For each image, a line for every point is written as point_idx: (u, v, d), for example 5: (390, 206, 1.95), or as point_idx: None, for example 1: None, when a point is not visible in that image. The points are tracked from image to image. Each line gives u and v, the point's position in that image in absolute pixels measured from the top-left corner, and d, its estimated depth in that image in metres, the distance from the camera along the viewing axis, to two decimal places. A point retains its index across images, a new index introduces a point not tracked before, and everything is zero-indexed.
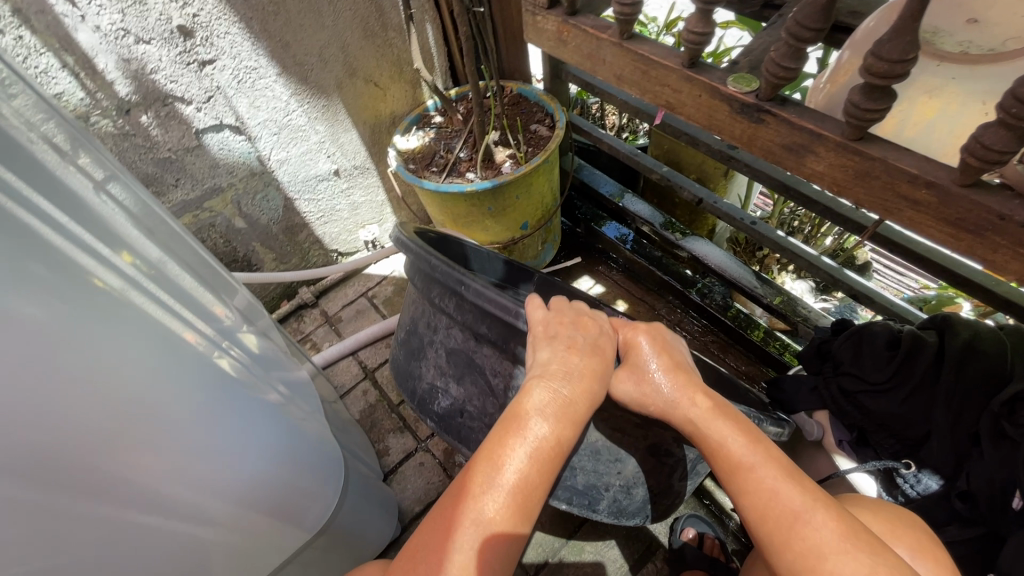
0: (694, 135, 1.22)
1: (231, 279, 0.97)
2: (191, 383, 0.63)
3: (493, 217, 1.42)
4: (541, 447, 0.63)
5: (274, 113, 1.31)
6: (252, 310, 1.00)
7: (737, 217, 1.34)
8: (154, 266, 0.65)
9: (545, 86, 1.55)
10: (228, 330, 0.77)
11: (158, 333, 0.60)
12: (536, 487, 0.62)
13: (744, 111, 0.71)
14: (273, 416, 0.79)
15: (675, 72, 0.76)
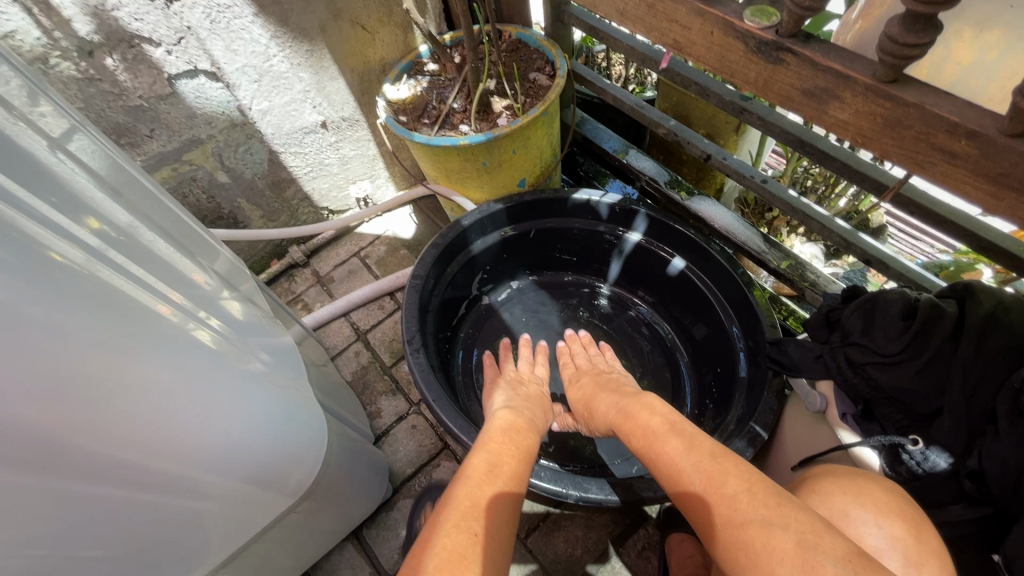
0: (704, 85, 1.13)
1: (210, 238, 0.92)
2: (162, 354, 0.59)
3: (488, 172, 1.34)
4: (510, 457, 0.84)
5: (253, 59, 1.22)
6: (232, 272, 0.95)
7: (747, 175, 1.25)
8: (122, 232, 0.60)
9: (547, 30, 1.43)
10: (208, 296, 0.72)
11: (125, 304, 0.55)
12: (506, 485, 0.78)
13: (761, 50, 0.64)
14: (254, 382, 0.74)
15: (687, 5, 0.68)
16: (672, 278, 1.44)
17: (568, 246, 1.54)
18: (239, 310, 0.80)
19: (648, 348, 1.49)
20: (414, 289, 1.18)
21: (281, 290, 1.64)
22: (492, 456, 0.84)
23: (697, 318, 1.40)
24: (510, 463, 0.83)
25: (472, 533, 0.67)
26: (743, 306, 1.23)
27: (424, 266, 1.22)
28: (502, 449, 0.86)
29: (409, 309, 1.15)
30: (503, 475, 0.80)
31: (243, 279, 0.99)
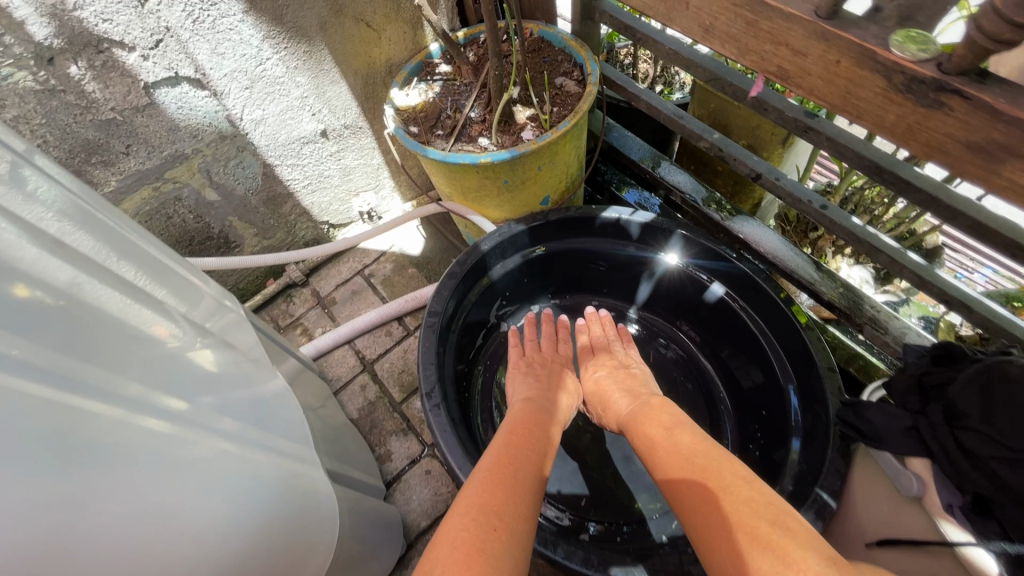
0: (762, 98, 0.99)
1: (184, 272, 0.76)
2: (141, 472, 0.45)
3: (510, 190, 1.21)
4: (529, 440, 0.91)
5: (244, 62, 1.06)
6: (207, 305, 0.77)
7: (801, 198, 1.11)
8: (63, 298, 0.45)
9: (573, 28, 1.28)
10: (173, 355, 0.56)
11: (58, 412, 0.40)
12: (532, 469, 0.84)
13: (912, 87, 0.60)
14: (262, 473, 0.61)
15: (804, 26, 0.65)
16: (708, 304, 1.32)
17: (593, 266, 1.42)
18: (213, 362, 0.63)
19: (684, 381, 1.37)
20: (430, 329, 1.05)
21: (279, 314, 1.51)
22: (504, 454, 0.85)
23: (739, 350, 1.27)
24: (523, 461, 0.84)
25: (493, 527, 0.69)
26: (795, 345, 1.11)
27: (440, 302, 1.09)
28: (513, 449, 0.87)
29: (424, 357, 1.02)
30: (517, 471, 0.81)
31: (219, 310, 0.82)
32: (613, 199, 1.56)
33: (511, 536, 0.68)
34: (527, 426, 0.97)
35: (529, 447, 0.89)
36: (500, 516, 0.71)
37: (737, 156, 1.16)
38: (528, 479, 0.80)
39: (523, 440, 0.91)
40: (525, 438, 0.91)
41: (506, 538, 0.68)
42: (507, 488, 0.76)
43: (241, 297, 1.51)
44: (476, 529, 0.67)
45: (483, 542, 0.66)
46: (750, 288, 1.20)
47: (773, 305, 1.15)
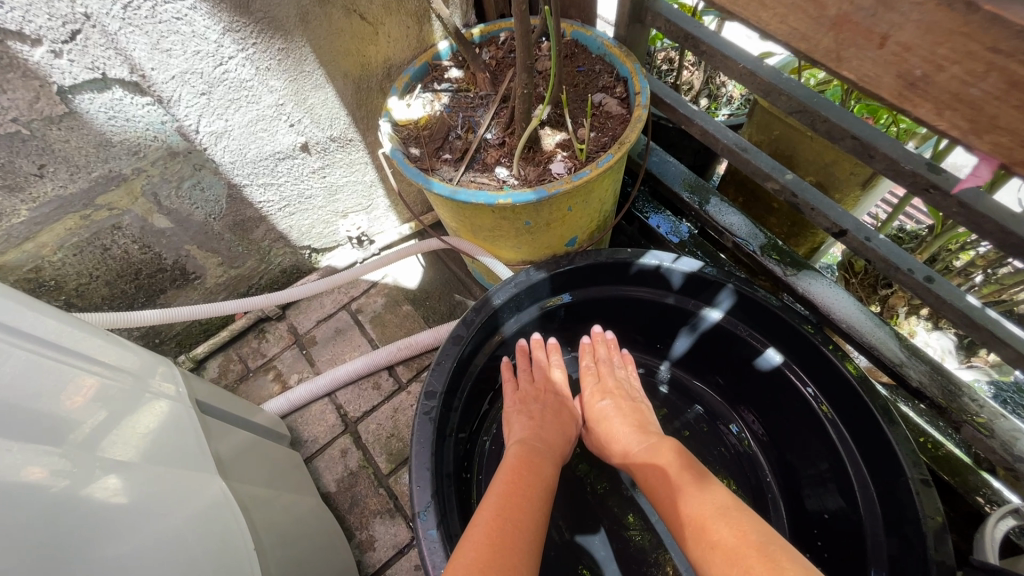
0: (868, 141, 0.76)
1: (132, 373, 0.68)
2: None
3: (531, 232, 0.98)
4: (523, 479, 0.81)
5: (197, 61, 0.82)
6: (145, 403, 0.67)
7: (894, 265, 0.87)
8: None
9: (616, 32, 1.04)
10: (47, 505, 0.49)
11: None
12: (530, 517, 0.74)
13: None
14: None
15: None
16: (760, 373, 1.10)
17: (622, 317, 1.20)
18: (118, 492, 0.55)
19: (727, 462, 1.15)
20: (427, 418, 0.83)
21: (248, 353, 1.29)
22: (505, 496, 0.76)
23: (801, 435, 1.05)
24: (522, 509, 0.75)
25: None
26: (877, 443, 0.90)
27: (439, 379, 0.86)
28: (516, 491, 0.78)
29: (419, 455, 0.80)
30: (520, 519, 0.73)
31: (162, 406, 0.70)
32: (645, 231, 1.33)
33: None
34: (526, 464, 0.85)
35: (531, 487, 0.80)
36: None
37: (816, 205, 0.93)
38: (528, 535, 0.70)
39: (523, 478, 0.81)
40: (529, 478, 0.82)
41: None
42: (511, 543, 0.68)
43: (205, 331, 1.29)
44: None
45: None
46: (815, 362, 0.99)
47: (848, 391, 0.94)
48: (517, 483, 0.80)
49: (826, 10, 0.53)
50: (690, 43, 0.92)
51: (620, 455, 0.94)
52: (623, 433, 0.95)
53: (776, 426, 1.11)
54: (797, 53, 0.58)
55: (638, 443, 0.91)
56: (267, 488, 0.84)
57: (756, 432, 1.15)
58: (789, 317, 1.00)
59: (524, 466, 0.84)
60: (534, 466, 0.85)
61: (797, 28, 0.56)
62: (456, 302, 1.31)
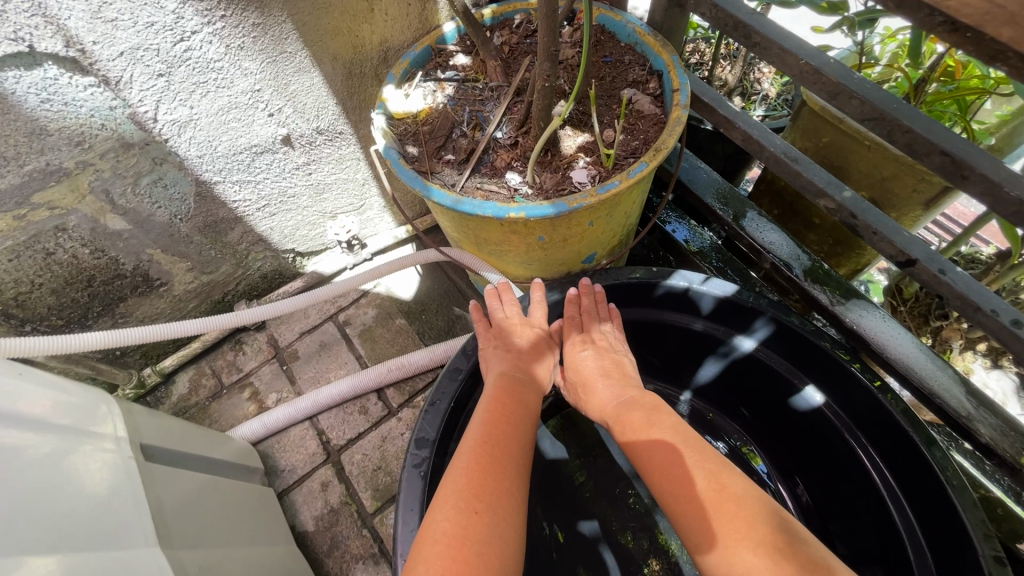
0: (963, 159, 0.62)
1: (72, 426, 0.59)
2: None
3: (545, 248, 0.84)
4: (507, 405, 0.71)
5: (150, 33, 0.68)
6: (81, 457, 0.57)
7: (973, 304, 0.74)
8: None
9: (650, 17, 0.90)
10: None
11: None
12: (514, 447, 0.66)
13: None
14: None
15: None
16: (797, 414, 0.97)
17: (641, 342, 1.07)
18: (50, 571, 0.47)
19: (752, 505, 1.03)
20: (417, 473, 0.70)
21: (223, 366, 1.15)
22: (491, 418, 0.68)
23: (847, 493, 0.92)
24: (508, 434, 0.67)
25: (472, 512, 0.56)
26: (939, 509, 0.77)
27: (432, 425, 0.73)
28: (502, 411, 0.70)
29: (406, 520, 0.67)
30: (507, 443, 0.66)
31: (106, 458, 0.60)
32: (665, 242, 1.19)
33: (510, 537, 0.56)
34: (512, 391, 0.73)
35: (516, 411, 0.70)
36: (495, 512, 0.57)
37: (878, 228, 0.80)
38: (516, 469, 0.63)
39: (511, 395, 0.72)
40: (516, 397, 0.73)
41: (505, 538, 0.55)
42: (500, 469, 0.62)
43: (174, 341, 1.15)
44: (462, 519, 0.55)
45: (481, 542, 0.53)
46: (865, 408, 0.86)
47: (904, 447, 0.81)
48: (504, 402, 0.71)
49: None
50: (741, 32, 0.79)
51: (595, 409, 0.81)
52: (603, 384, 0.81)
53: (808, 471, 0.98)
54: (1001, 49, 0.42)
55: (618, 398, 0.79)
56: (227, 546, 0.71)
57: (800, 500, 1.00)
58: (829, 345, 0.88)
59: (509, 387, 0.73)
60: (519, 397, 0.73)
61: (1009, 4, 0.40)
62: (455, 317, 1.18)
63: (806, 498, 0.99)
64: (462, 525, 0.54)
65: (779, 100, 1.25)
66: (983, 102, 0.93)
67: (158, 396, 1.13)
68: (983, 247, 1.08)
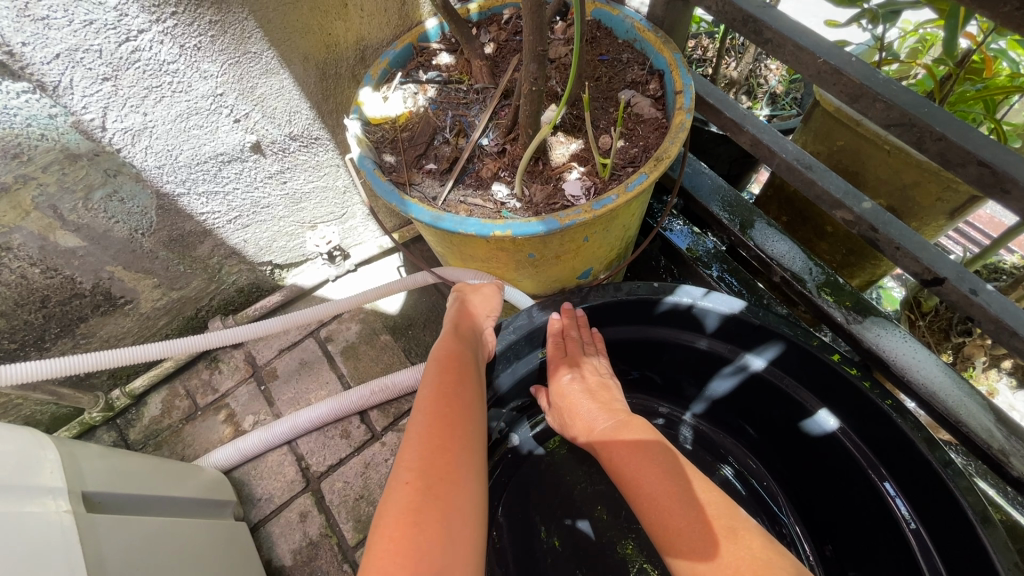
0: (1006, 170, 0.55)
1: (14, 480, 0.53)
2: None
3: (535, 265, 0.77)
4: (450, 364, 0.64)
5: (88, 33, 0.61)
6: (13, 517, 0.50)
7: (1008, 329, 0.66)
8: None
9: (650, 12, 0.82)
10: None
11: None
12: (460, 407, 0.59)
13: None
14: None
15: None
16: (811, 440, 0.90)
17: (642, 359, 1.00)
18: None
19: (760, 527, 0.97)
20: None
21: (197, 386, 1.09)
22: (439, 380, 0.61)
23: (869, 531, 0.85)
24: (456, 395, 0.60)
25: (411, 483, 0.49)
26: (968, 550, 0.71)
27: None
28: (449, 371, 0.63)
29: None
30: (458, 407, 0.58)
31: (46, 515, 0.54)
32: (667, 251, 1.11)
33: (461, 508, 0.49)
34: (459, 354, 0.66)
35: (464, 373, 0.63)
36: (440, 478, 0.50)
37: (901, 242, 0.72)
38: (466, 433, 0.56)
39: (460, 357, 0.65)
40: (464, 356, 0.66)
41: (457, 509, 0.48)
42: (448, 435, 0.54)
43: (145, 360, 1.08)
44: (405, 491, 0.48)
45: (428, 519, 0.46)
46: (886, 437, 0.79)
47: (925, 478, 0.75)
48: (451, 362, 0.64)
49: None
50: (751, 27, 0.71)
51: (579, 433, 0.75)
52: (583, 402, 0.74)
53: (818, 494, 0.92)
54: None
55: (601, 420, 0.72)
56: None
57: (820, 545, 0.93)
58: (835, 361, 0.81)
59: (456, 351, 0.66)
60: (464, 356, 0.66)
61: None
62: (444, 331, 1.11)
63: (824, 538, 0.92)
64: (405, 501, 0.47)
65: (787, 99, 1.18)
66: (1013, 100, 0.85)
67: (128, 418, 1.06)
68: (1008, 255, 1.01)
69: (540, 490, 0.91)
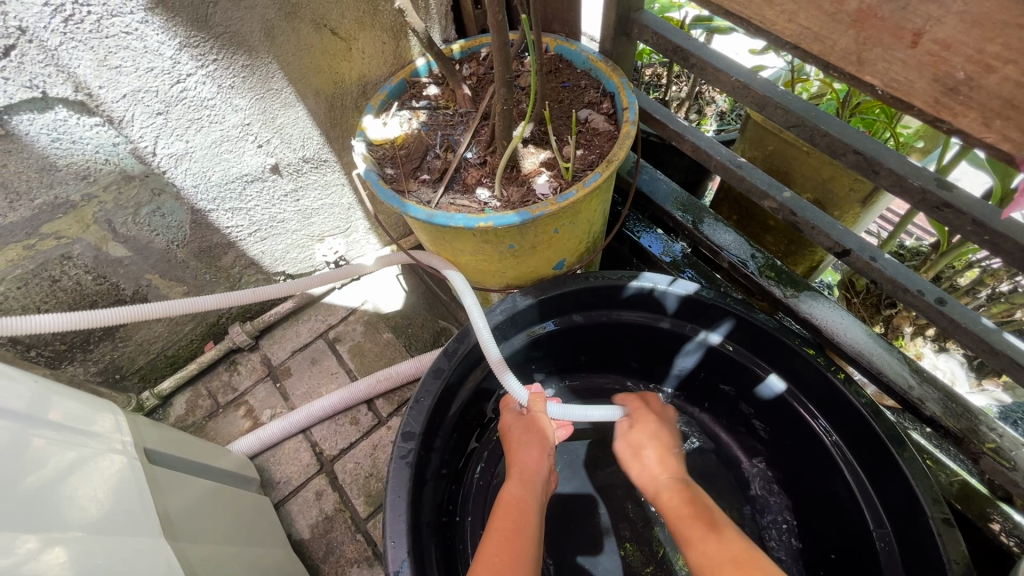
0: (873, 156, 0.71)
1: (89, 433, 0.66)
2: None
3: (515, 256, 0.92)
4: (500, 511, 0.79)
5: (149, 78, 0.77)
6: (94, 459, 0.63)
7: (906, 291, 0.81)
8: None
9: (602, 46, 0.99)
10: None
11: None
12: (502, 548, 0.72)
13: None
14: None
15: None
16: (765, 404, 1.03)
17: (615, 343, 1.13)
18: (64, 565, 0.52)
19: (733, 490, 1.08)
20: (403, 463, 0.78)
21: (218, 387, 1.20)
22: (495, 525, 0.77)
23: (817, 473, 0.97)
24: (504, 535, 0.75)
25: None
26: (893, 476, 0.83)
27: (417, 420, 0.81)
28: (502, 516, 0.78)
29: (394, 504, 0.75)
30: (516, 557, 0.72)
31: (120, 462, 0.66)
32: (636, 250, 1.25)
33: None
34: (508, 500, 0.80)
35: (508, 515, 0.78)
36: None
37: (816, 223, 0.88)
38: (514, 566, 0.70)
39: (518, 505, 0.80)
40: (511, 501, 0.80)
41: None
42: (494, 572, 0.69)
43: (171, 365, 1.20)
44: None
45: None
46: (830, 399, 0.91)
47: (857, 427, 0.88)
48: (506, 509, 0.79)
49: (844, 5, 0.49)
50: (680, 55, 0.88)
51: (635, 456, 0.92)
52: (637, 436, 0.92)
53: (775, 452, 1.05)
54: (811, 57, 0.55)
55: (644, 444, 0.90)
56: (226, 544, 0.76)
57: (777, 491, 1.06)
58: (783, 336, 0.94)
59: (507, 499, 0.81)
60: (509, 501, 0.80)
61: (810, 26, 0.52)
62: (440, 328, 1.25)
63: (781, 485, 1.05)
64: None
65: (733, 115, 1.35)
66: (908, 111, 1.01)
67: (155, 418, 1.17)
68: (926, 239, 1.16)
69: None
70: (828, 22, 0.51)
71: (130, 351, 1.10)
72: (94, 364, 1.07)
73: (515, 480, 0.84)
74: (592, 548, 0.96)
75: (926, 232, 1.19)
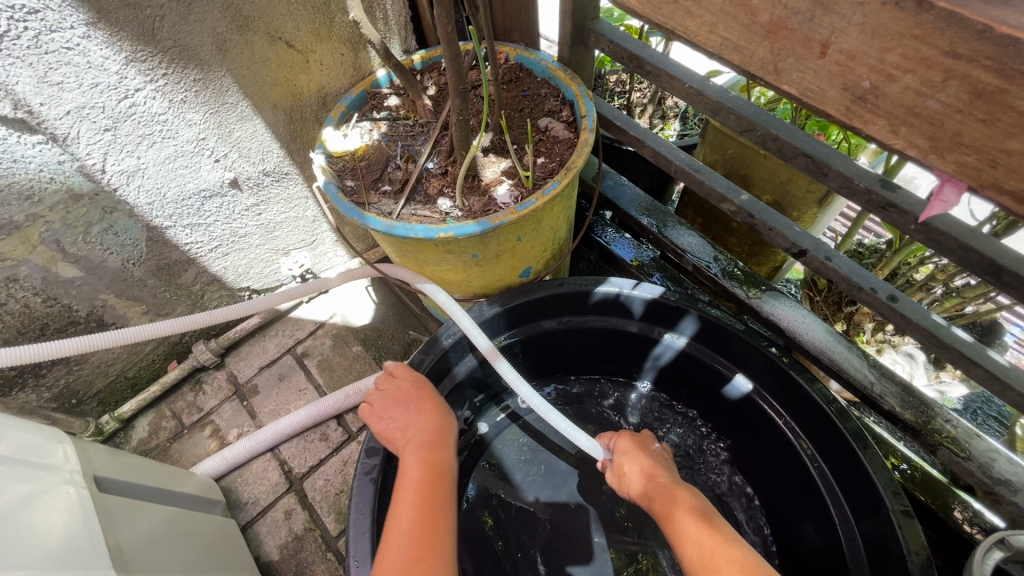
0: (821, 159, 0.73)
1: (37, 463, 0.63)
2: None
3: (480, 266, 0.92)
4: (419, 474, 0.77)
5: (94, 93, 0.75)
6: (50, 492, 0.61)
7: (859, 288, 0.83)
8: None
9: (561, 54, 1.00)
10: None
11: None
12: (427, 518, 0.72)
13: None
14: None
15: None
16: (735, 404, 1.04)
17: (585, 346, 1.13)
18: None
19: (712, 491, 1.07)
20: (365, 478, 0.77)
21: (183, 407, 1.17)
22: (419, 492, 0.75)
23: (786, 467, 0.98)
24: (434, 508, 0.74)
25: None
26: (856, 472, 0.85)
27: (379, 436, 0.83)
28: (424, 483, 0.76)
29: (358, 519, 0.74)
30: (438, 522, 0.72)
31: (75, 494, 0.64)
32: (605, 256, 1.26)
33: None
34: (424, 469, 0.78)
35: (437, 488, 0.76)
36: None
37: (772, 224, 0.90)
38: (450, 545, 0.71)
39: (437, 471, 0.79)
40: (433, 465, 0.79)
41: None
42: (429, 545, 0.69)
43: (132, 387, 1.17)
44: None
45: None
46: (797, 398, 0.93)
47: (820, 424, 0.90)
48: (433, 474, 0.78)
49: (758, 16, 0.48)
50: (635, 63, 0.89)
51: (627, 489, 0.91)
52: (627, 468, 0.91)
53: (748, 451, 1.06)
54: (732, 66, 0.53)
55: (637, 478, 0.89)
56: (186, 572, 0.74)
57: (751, 492, 1.06)
58: (749, 337, 0.95)
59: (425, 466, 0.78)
60: (424, 466, 0.78)
61: (729, 37, 0.51)
62: (410, 339, 1.24)
63: (757, 485, 1.05)
64: None
65: (695, 120, 1.38)
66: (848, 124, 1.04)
67: (116, 442, 1.13)
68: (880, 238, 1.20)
69: (504, 470, 1.03)
70: (746, 33, 0.50)
71: (87, 374, 1.07)
72: (48, 390, 1.04)
73: (421, 436, 0.82)
74: (568, 554, 0.96)
75: (881, 230, 1.23)
